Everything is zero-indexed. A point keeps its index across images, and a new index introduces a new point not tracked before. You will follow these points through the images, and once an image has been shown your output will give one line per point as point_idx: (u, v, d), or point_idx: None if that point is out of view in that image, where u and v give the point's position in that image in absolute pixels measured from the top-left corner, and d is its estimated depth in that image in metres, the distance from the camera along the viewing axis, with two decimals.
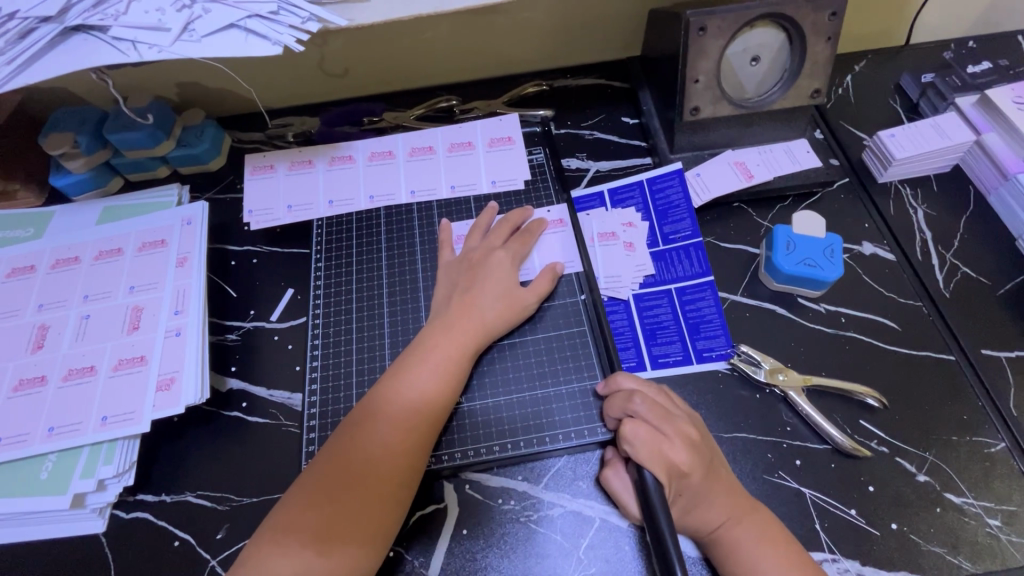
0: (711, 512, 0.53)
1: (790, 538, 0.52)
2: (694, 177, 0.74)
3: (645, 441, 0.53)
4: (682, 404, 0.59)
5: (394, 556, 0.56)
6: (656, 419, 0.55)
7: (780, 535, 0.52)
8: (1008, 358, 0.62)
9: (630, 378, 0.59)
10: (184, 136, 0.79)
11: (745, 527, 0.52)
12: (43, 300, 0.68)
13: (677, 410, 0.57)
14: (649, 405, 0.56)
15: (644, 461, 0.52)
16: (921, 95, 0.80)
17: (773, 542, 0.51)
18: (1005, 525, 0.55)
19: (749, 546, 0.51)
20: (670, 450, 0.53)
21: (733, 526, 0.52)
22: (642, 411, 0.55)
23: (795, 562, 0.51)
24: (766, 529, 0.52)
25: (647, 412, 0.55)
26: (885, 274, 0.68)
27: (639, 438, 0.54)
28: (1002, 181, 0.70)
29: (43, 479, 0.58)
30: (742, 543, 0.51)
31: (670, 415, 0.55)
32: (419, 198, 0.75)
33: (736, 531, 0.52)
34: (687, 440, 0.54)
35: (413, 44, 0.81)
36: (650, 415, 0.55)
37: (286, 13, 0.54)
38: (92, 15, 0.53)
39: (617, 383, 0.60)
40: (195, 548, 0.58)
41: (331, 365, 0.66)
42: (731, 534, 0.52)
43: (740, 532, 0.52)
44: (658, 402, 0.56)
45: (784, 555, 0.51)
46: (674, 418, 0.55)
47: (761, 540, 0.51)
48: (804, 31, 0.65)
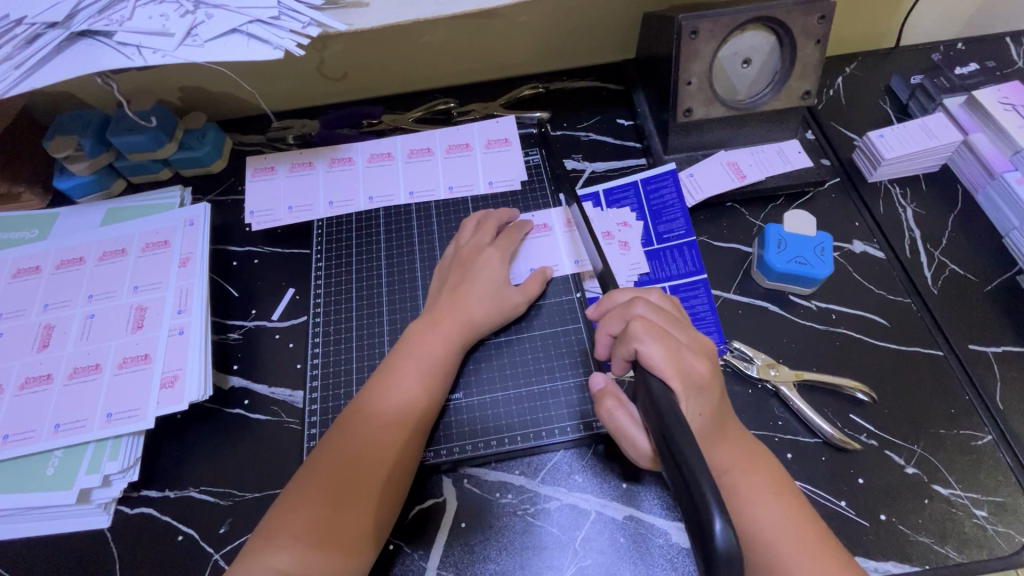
0: (721, 454, 0.49)
1: (797, 494, 0.50)
2: (687, 178, 0.75)
3: (660, 339, 0.49)
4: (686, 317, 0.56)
5: (393, 549, 0.58)
6: (664, 323, 0.52)
7: (789, 492, 0.49)
8: (994, 353, 0.64)
9: (628, 292, 0.57)
10: (187, 139, 0.81)
11: (754, 479, 0.49)
12: (49, 300, 0.69)
13: (682, 318, 0.55)
14: (656, 312, 0.53)
15: (661, 357, 0.47)
16: (911, 96, 0.81)
17: (780, 497, 0.48)
18: (991, 515, 0.56)
19: (759, 497, 0.48)
20: (687, 355, 0.49)
21: (741, 475, 0.49)
22: (650, 316, 0.52)
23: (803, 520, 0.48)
24: (775, 483, 0.49)
25: (657, 316, 0.52)
26: (875, 272, 0.70)
27: (654, 334, 0.49)
28: (989, 180, 0.72)
29: (49, 475, 0.59)
30: (748, 491, 0.48)
31: (677, 321, 0.53)
32: (417, 199, 0.77)
33: (742, 480, 0.48)
34: (699, 350, 0.51)
35: (412, 48, 0.82)
36: (660, 321, 0.52)
37: (287, 18, 0.56)
38: (98, 21, 0.54)
39: (615, 300, 0.57)
40: (199, 542, 0.59)
41: (331, 363, 0.67)
42: (741, 483, 0.48)
43: (748, 481, 0.48)
44: (662, 310, 0.54)
45: (794, 512, 0.48)
46: (680, 323, 0.53)
47: (772, 492, 0.48)
48: (795, 34, 0.66)
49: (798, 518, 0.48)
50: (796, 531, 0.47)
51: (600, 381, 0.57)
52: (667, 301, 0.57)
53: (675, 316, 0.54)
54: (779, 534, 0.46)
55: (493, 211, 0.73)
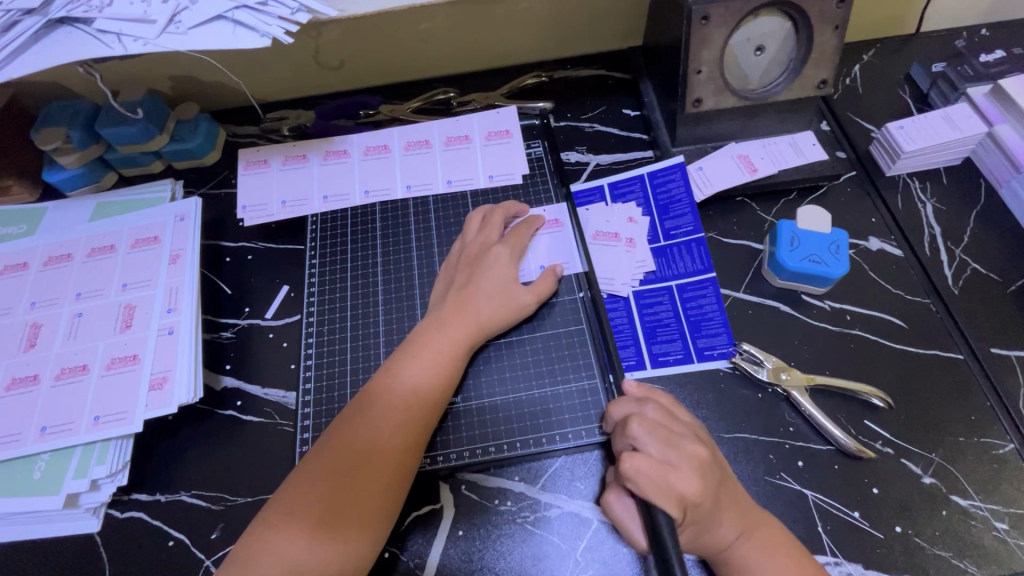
0: (722, 529, 0.50)
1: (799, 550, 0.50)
2: (696, 172, 0.72)
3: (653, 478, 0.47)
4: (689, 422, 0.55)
5: (388, 557, 0.56)
6: (660, 448, 0.50)
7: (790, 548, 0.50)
8: (1017, 357, 0.61)
9: (627, 404, 0.56)
10: (178, 131, 0.78)
11: (755, 543, 0.50)
12: (36, 298, 0.67)
13: (679, 430, 0.52)
14: (652, 435, 0.50)
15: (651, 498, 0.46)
16: (932, 85, 0.78)
17: (784, 556, 0.49)
18: (1012, 528, 0.53)
19: (759, 561, 0.49)
20: (682, 485, 0.48)
21: (742, 542, 0.50)
22: (644, 442, 0.50)
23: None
24: (774, 542, 0.50)
25: (653, 444, 0.50)
26: (892, 270, 0.67)
27: (645, 472, 0.48)
28: (1015, 174, 0.68)
29: (36, 479, 0.57)
30: (752, 559, 0.49)
31: (674, 442, 0.51)
32: (415, 193, 0.74)
33: (746, 547, 0.50)
34: (695, 464, 0.49)
35: (409, 35, 0.79)
36: (655, 445, 0.50)
37: (275, 4, 0.53)
38: (76, 7, 0.52)
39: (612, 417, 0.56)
40: (190, 548, 0.57)
41: (325, 364, 0.65)
42: (739, 552, 0.50)
43: (749, 547, 0.49)
44: (657, 426, 0.52)
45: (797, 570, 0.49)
46: (678, 438, 0.51)
47: (772, 554, 0.49)
48: (811, 20, 0.63)
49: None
50: None
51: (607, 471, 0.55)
52: (662, 413, 0.53)
53: (670, 427, 0.52)
54: None
55: (504, 203, 0.70)
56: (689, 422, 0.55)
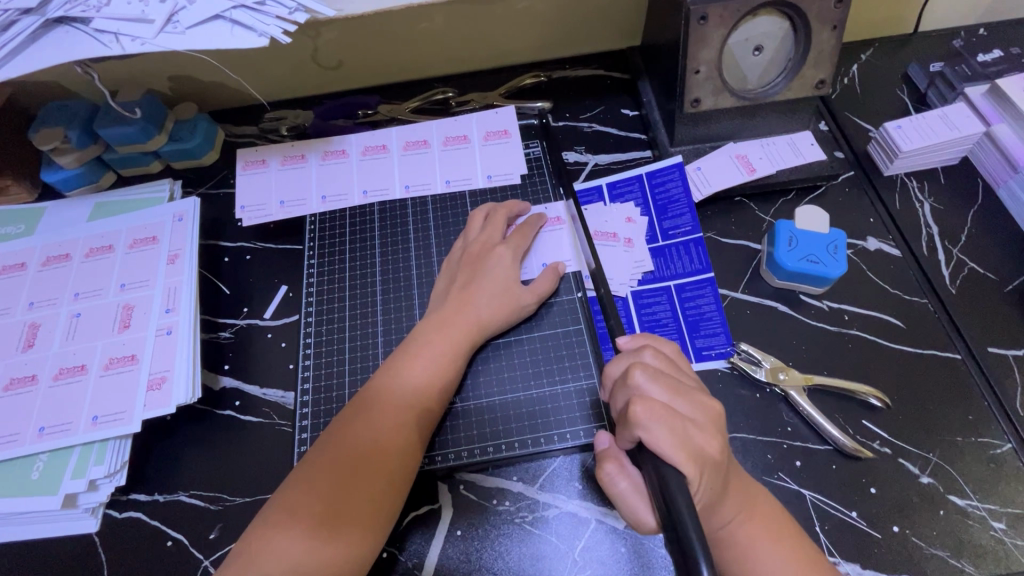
0: (725, 508, 0.48)
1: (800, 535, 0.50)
2: (694, 171, 0.72)
3: (666, 424, 0.46)
4: (692, 377, 0.53)
5: (387, 557, 0.56)
6: (666, 394, 0.49)
7: (791, 531, 0.49)
8: (1015, 356, 0.61)
9: (622, 358, 0.54)
10: (176, 131, 0.78)
11: (754, 525, 0.49)
12: (35, 298, 0.67)
13: (685, 380, 0.51)
14: (657, 381, 0.49)
15: (666, 442, 0.44)
16: (930, 85, 0.78)
17: (783, 539, 0.48)
18: (1009, 528, 0.53)
19: (759, 544, 0.48)
20: (696, 434, 0.46)
21: (741, 522, 0.49)
22: (652, 387, 0.49)
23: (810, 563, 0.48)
24: (774, 526, 0.49)
25: (659, 388, 0.49)
26: (889, 270, 0.67)
27: (658, 418, 0.46)
28: (1012, 174, 0.68)
29: (34, 479, 0.57)
30: (751, 542, 0.48)
31: (679, 388, 0.49)
32: (414, 193, 0.74)
33: (746, 528, 0.48)
34: (704, 419, 0.48)
35: (408, 35, 0.79)
36: (661, 392, 0.49)
37: (273, 4, 0.53)
38: (74, 7, 0.52)
39: (609, 375, 0.54)
40: (188, 549, 0.57)
41: (323, 364, 0.65)
42: (739, 533, 0.48)
43: (747, 528, 0.48)
44: (661, 372, 0.51)
45: (795, 555, 0.48)
46: (685, 388, 0.50)
47: (772, 538, 0.48)
48: (809, 20, 0.63)
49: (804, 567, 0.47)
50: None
51: (606, 442, 0.54)
52: (664, 360, 0.52)
53: (675, 376, 0.51)
54: None
55: (505, 202, 0.70)
56: (690, 376, 0.53)
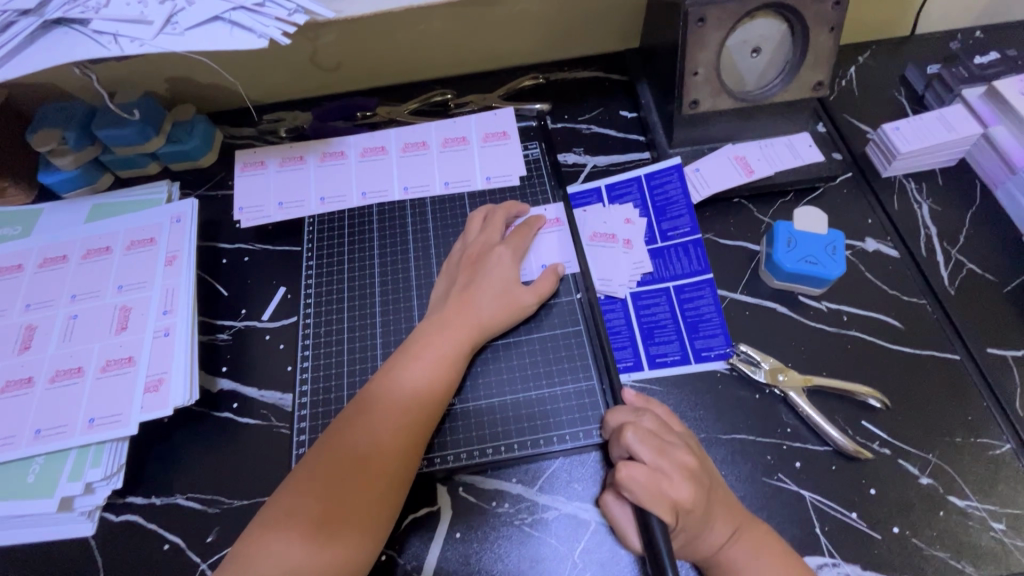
0: (713, 533, 0.50)
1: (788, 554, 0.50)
2: (693, 173, 0.72)
3: (648, 489, 0.48)
4: (684, 431, 0.55)
5: (386, 560, 0.56)
6: (653, 457, 0.50)
7: (780, 550, 0.50)
8: (1014, 357, 0.61)
9: (624, 413, 0.56)
10: (174, 132, 0.78)
11: (743, 546, 0.50)
12: (31, 300, 0.67)
13: (674, 439, 0.52)
14: (644, 443, 0.51)
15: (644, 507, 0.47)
16: (927, 87, 0.78)
17: (773, 557, 0.49)
18: (1009, 528, 0.53)
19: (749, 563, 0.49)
20: (676, 495, 0.49)
21: (732, 545, 0.50)
22: (640, 450, 0.50)
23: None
24: (763, 545, 0.50)
25: (646, 451, 0.50)
26: (888, 270, 0.67)
27: (638, 483, 0.48)
28: (1010, 176, 0.69)
29: (30, 482, 0.57)
30: (743, 563, 0.49)
31: (666, 448, 0.51)
32: (412, 195, 0.74)
33: (736, 550, 0.50)
34: (686, 473, 0.50)
35: (407, 37, 0.79)
36: (648, 454, 0.50)
37: (272, 5, 0.53)
38: (72, 8, 0.52)
39: (609, 425, 0.57)
40: (186, 552, 0.57)
41: (322, 365, 0.65)
42: (729, 553, 0.50)
43: (738, 551, 0.50)
44: (652, 433, 0.52)
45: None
46: (672, 448, 0.51)
47: (759, 558, 0.49)
48: (807, 22, 0.63)
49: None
50: None
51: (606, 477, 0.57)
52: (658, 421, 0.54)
53: (663, 437, 0.52)
54: None
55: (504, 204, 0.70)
56: (683, 431, 0.55)
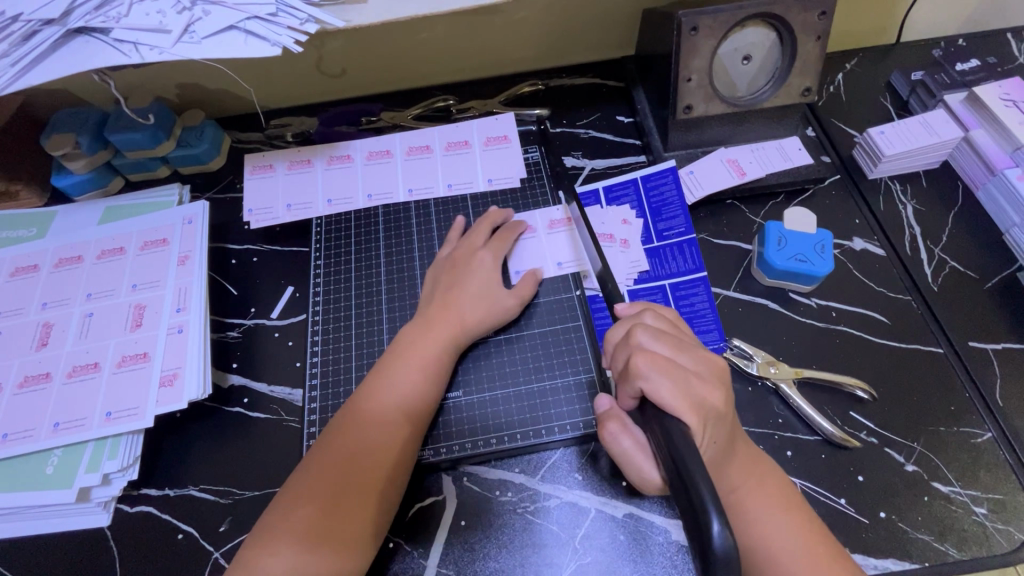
0: (729, 474, 0.50)
1: (800, 506, 0.51)
2: (687, 175, 0.75)
3: (668, 375, 0.48)
4: (691, 337, 0.56)
5: (393, 547, 0.58)
6: (668, 350, 0.51)
7: (793, 502, 0.51)
8: (994, 350, 0.64)
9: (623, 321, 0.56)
10: (184, 137, 0.80)
11: (758, 493, 0.50)
12: (47, 299, 0.69)
13: (687, 340, 0.53)
14: (659, 339, 0.51)
15: (669, 392, 0.46)
16: (911, 93, 0.81)
17: (785, 509, 0.50)
18: (990, 512, 0.56)
19: (764, 512, 0.49)
20: (697, 386, 0.48)
21: (746, 491, 0.50)
22: (654, 343, 0.51)
23: (810, 534, 0.49)
24: (777, 495, 0.51)
25: (661, 344, 0.51)
26: (874, 268, 0.70)
27: (660, 370, 0.48)
28: (990, 177, 0.72)
29: (48, 474, 0.59)
30: (756, 509, 0.50)
31: (681, 344, 0.52)
32: (416, 197, 0.76)
33: (749, 496, 0.50)
34: (707, 369, 0.51)
35: (410, 44, 0.82)
36: (664, 348, 0.51)
37: (285, 15, 0.55)
38: (94, 18, 0.54)
39: (611, 340, 0.55)
40: (199, 540, 0.59)
41: (330, 361, 0.67)
42: (746, 500, 0.50)
43: (752, 498, 0.50)
44: (662, 332, 0.53)
45: (801, 528, 0.49)
46: (684, 343, 0.52)
47: (775, 506, 0.50)
48: (794, 30, 0.66)
49: (805, 535, 0.49)
50: (804, 547, 0.48)
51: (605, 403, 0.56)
52: (663, 322, 0.55)
53: (680, 338, 0.53)
54: (787, 549, 0.48)
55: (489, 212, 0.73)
56: (689, 336, 0.56)
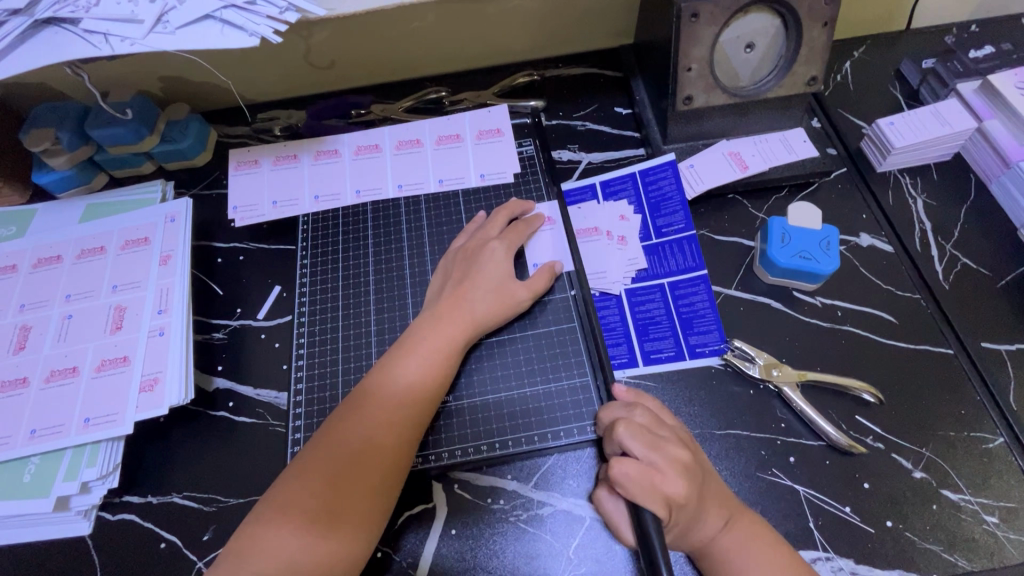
0: (705, 524, 0.50)
1: (783, 546, 0.50)
2: (687, 169, 0.72)
3: (641, 485, 0.48)
4: (674, 423, 0.55)
5: (381, 557, 0.56)
6: (645, 451, 0.50)
7: (771, 541, 0.50)
8: (1008, 351, 0.61)
9: (616, 408, 0.57)
10: (168, 132, 0.78)
11: (736, 534, 0.50)
12: (26, 300, 0.67)
13: (664, 433, 0.53)
14: (635, 438, 0.51)
15: (640, 501, 0.48)
16: (922, 82, 0.78)
17: (767, 546, 0.49)
18: (1002, 522, 0.53)
19: (739, 554, 0.49)
20: (669, 489, 0.49)
21: (724, 532, 0.50)
22: (630, 445, 0.51)
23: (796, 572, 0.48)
24: (756, 533, 0.50)
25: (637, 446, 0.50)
26: (883, 265, 0.67)
27: (630, 478, 0.49)
28: (1004, 169, 0.69)
29: (25, 482, 0.57)
30: (733, 551, 0.49)
31: (657, 442, 0.51)
32: (406, 192, 0.74)
33: (727, 539, 0.50)
34: (679, 468, 0.50)
35: (400, 34, 0.79)
36: (639, 449, 0.51)
37: (263, 3, 0.53)
38: (63, 7, 0.51)
39: (603, 421, 0.57)
40: (182, 550, 0.57)
41: (316, 364, 0.65)
42: (723, 541, 0.50)
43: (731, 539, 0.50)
44: (642, 427, 0.52)
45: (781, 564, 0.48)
46: (661, 440, 0.51)
47: (750, 547, 0.49)
48: (800, 17, 0.63)
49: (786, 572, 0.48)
50: None
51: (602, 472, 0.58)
52: (649, 415, 0.54)
53: (656, 432, 0.52)
54: None
55: (507, 203, 0.70)
56: (672, 423, 0.55)
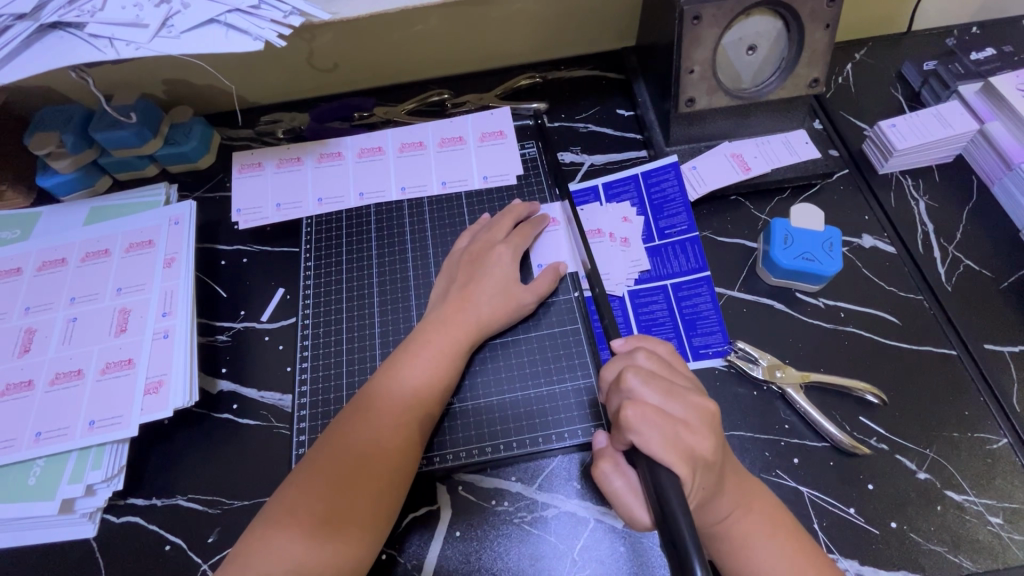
0: (720, 503, 0.49)
1: (803, 536, 0.50)
2: (690, 171, 0.72)
3: (658, 427, 0.46)
4: (686, 376, 0.53)
5: (386, 559, 0.56)
6: (660, 398, 0.49)
7: (788, 530, 0.49)
8: (1011, 353, 0.61)
9: (617, 360, 0.54)
10: (172, 134, 0.78)
11: (751, 519, 0.49)
12: (31, 303, 0.67)
13: (679, 383, 0.51)
14: (649, 384, 0.49)
15: (659, 444, 0.45)
16: (924, 84, 0.78)
17: (785, 538, 0.49)
18: (1006, 522, 0.53)
19: (755, 541, 0.48)
20: (687, 436, 0.46)
21: (738, 517, 0.49)
22: (644, 390, 0.49)
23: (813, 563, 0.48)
24: (773, 519, 0.50)
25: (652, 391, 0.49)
26: (885, 267, 0.67)
27: (650, 421, 0.46)
28: (1006, 171, 0.69)
29: (30, 485, 0.57)
30: (750, 536, 0.49)
31: (672, 390, 0.49)
32: (410, 195, 0.74)
33: (743, 523, 0.49)
34: (697, 415, 0.48)
35: (403, 37, 0.79)
36: (655, 396, 0.49)
37: (267, 7, 0.53)
38: (68, 11, 0.52)
39: (605, 378, 0.54)
40: (187, 552, 0.57)
41: (321, 366, 0.65)
42: (737, 527, 0.49)
43: (745, 523, 0.49)
44: (655, 375, 0.51)
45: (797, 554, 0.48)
46: (676, 388, 0.50)
47: (769, 533, 0.49)
48: (802, 19, 0.63)
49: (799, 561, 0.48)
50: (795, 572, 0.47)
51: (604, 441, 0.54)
52: (657, 362, 0.53)
53: (670, 380, 0.51)
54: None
55: (512, 205, 0.70)
56: (685, 375, 0.53)
